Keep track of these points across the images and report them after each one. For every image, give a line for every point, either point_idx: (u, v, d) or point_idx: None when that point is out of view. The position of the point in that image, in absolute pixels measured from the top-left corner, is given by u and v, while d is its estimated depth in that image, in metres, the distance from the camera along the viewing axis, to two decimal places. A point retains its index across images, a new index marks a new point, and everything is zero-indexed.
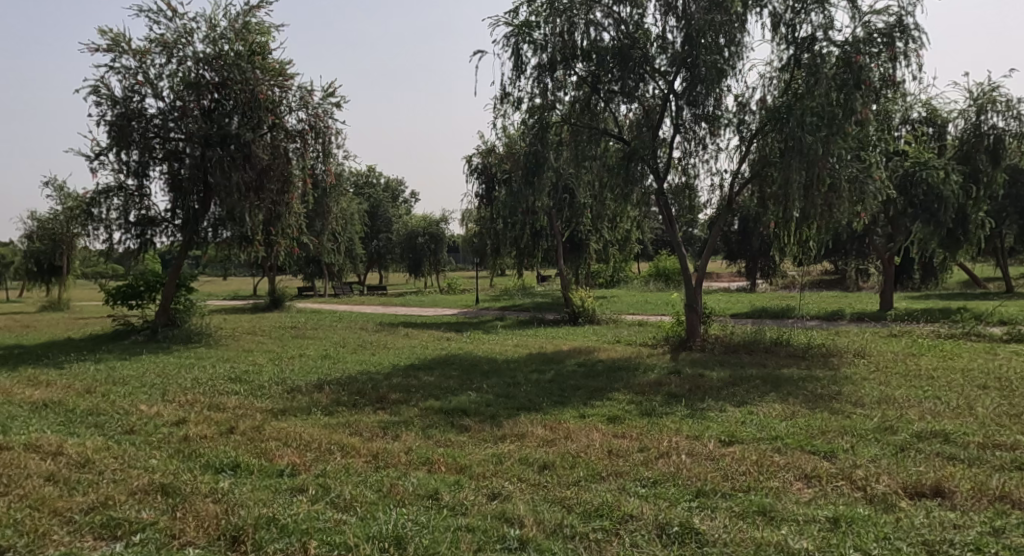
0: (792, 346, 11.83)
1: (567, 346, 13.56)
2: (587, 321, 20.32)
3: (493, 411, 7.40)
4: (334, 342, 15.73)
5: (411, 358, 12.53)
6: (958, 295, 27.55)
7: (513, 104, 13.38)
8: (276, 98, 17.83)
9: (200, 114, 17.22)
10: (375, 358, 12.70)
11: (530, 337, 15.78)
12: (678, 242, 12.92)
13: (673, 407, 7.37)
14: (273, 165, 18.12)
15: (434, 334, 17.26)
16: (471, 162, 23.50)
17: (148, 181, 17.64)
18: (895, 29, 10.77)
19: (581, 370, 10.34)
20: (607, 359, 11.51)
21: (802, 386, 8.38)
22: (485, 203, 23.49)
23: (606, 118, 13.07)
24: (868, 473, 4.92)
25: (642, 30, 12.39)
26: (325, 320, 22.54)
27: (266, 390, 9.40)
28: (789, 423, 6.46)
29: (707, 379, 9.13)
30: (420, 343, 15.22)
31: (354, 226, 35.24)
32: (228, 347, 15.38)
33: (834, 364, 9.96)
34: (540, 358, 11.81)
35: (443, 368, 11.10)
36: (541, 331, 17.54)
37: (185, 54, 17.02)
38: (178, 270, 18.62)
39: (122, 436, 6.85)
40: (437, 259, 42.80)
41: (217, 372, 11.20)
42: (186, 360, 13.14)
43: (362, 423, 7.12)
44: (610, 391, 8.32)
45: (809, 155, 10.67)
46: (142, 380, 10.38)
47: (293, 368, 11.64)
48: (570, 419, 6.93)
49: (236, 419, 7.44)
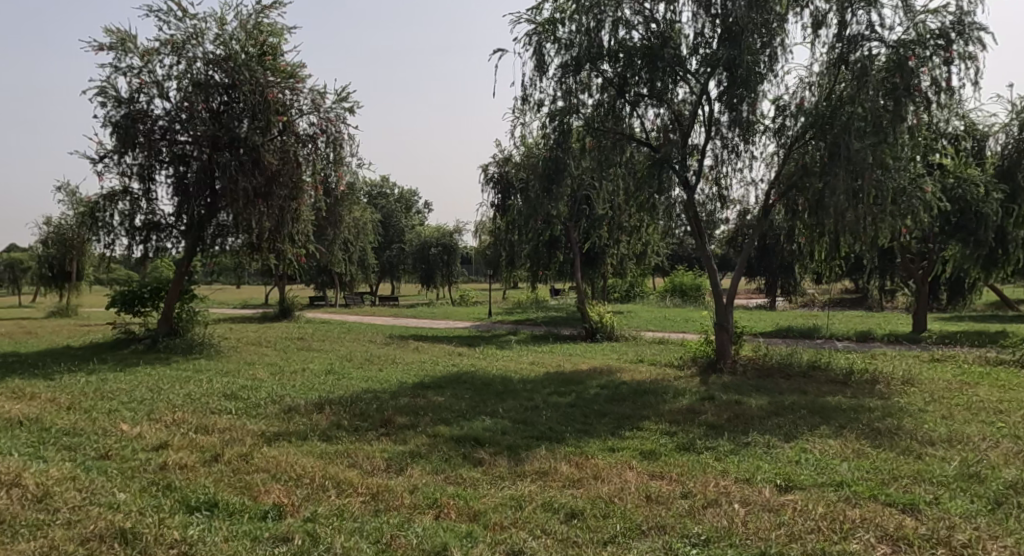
0: (832, 369, 10.93)
1: (587, 365, 12.71)
2: (605, 338, 19.47)
3: (510, 442, 6.59)
4: (341, 356, 15.00)
5: (420, 376, 11.76)
6: (992, 317, 26.39)
7: (533, 106, 12.70)
8: (287, 101, 17.19)
9: (208, 116, 16.59)
10: (382, 375, 11.95)
11: (547, 355, 14.97)
12: (708, 256, 12.08)
13: (714, 440, 6.55)
14: (283, 170, 17.36)
15: (446, 349, 16.48)
16: (487, 170, 22.87)
17: (154, 186, 17.05)
18: (951, 29, 9.92)
19: (604, 393, 9.53)
20: (631, 380, 10.67)
21: (854, 419, 7.51)
22: (500, 213, 22.75)
23: (632, 122, 12.33)
24: (968, 537, 4.06)
25: (674, 30, 11.66)
26: (333, 332, 21.85)
27: (262, 409, 8.66)
28: (854, 464, 5.60)
29: (745, 407, 8.29)
30: (430, 358, 14.46)
31: (366, 236, 34.59)
32: (230, 359, 14.69)
33: (883, 392, 9.08)
34: (559, 378, 10.99)
35: (455, 387, 10.33)
36: (557, 347, 16.75)
37: (194, 55, 16.42)
38: (183, 277, 18.00)
39: (94, 462, 6.12)
40: (450, 271, 42.15)
41: (213, 387, 10.50)
42: (184, 373, 12.46)
43: (363, 452, 6.34)
44: (639, 420, 7.49)
45: (855, 164, 9.85)
46: (131, 395, 9.68)
47: (295, 385, 10.91)
48: (598, 455, 6.11)
49: (223, 445, 6.69)
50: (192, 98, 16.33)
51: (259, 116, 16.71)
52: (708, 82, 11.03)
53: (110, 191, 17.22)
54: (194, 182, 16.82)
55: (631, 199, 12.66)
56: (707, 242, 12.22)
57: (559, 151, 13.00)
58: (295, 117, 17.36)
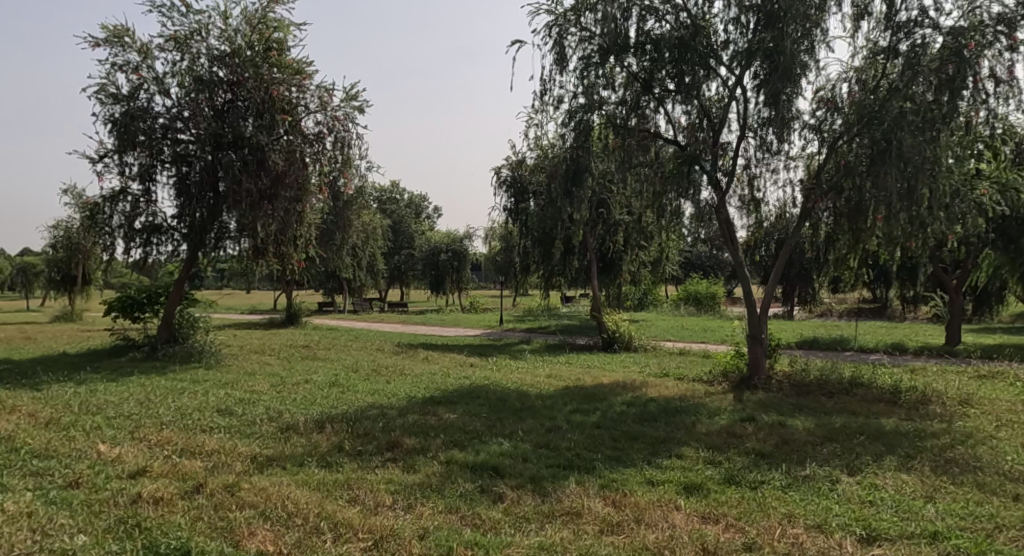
0: (878, 386, 10.04)
1: (608, 380, 11.89)
2: (623, 348, 18.63)
3: (534, 472, 5.79)
4: (346, 366, 14.24)
5: (430, 389, 10.99)
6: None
7: (552, 103, 11.93)
8: (293, 99, 16.53)
9: (212, 114, 15.93)
10: (389, 388, 11.16)
11: (564, 367, 14.13)
12: (741, 263, 11.26)
13: (767, 471, 5.72)
14: (289, 171, 16.64)
15: (457, 359, 15.69)
16: (500, 173, 22.15)
17: (154, 186, 16.37)
18: (1014, 14, 9.12)
19: (632, 412, 8.72)
20: (659, 397, 9.84)
21: (921, 445, 6.65)
22: (512, 218, 21.94)
23: (659, 120, 11.56)
24: None
25: (705, 19, 10.90)
26: (340, 339, 21.10)
27: (258, 427, 7.90)
28: (941, 506, 4.77)
29: (792, 431, 7.44)
30: (441, 369, 13.68)
31: (375, 240, 33.90)
32: (231, 368, 13.97)
33: (942, 413, 8.22)
34: (581, 394, 10.18)
35: (467, 403, 9.53)
36: (574, 358, 15.93)
37: (197, 51, 15.81)
38: (183, 283, 17.28)
39: (59, 492, 5.38)
40: (460, 277, 41.39)
41: (208, 401, 9.76)
42: (180, 384, 11.73)
43: (366, 483, 5.55)
44: (677, 446, 6.67)
45: (909, 160, 9.03)
46: (117, 410, 8.94)
47: (295, 398, 10.16)
48: (636, 490, 5.31)
49: (207, 472, 5.92)
50: (195, 95, 15.70)
51: (265, 115, 16.06)
52: (744, 74, 10.25)
53: (109, 192, 16.57)
54: (197, 184, 16.15)
55: (657, 203, 11.85)
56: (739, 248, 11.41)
57: (579, 151, 12.22)
58: (302, 117, 16.71)
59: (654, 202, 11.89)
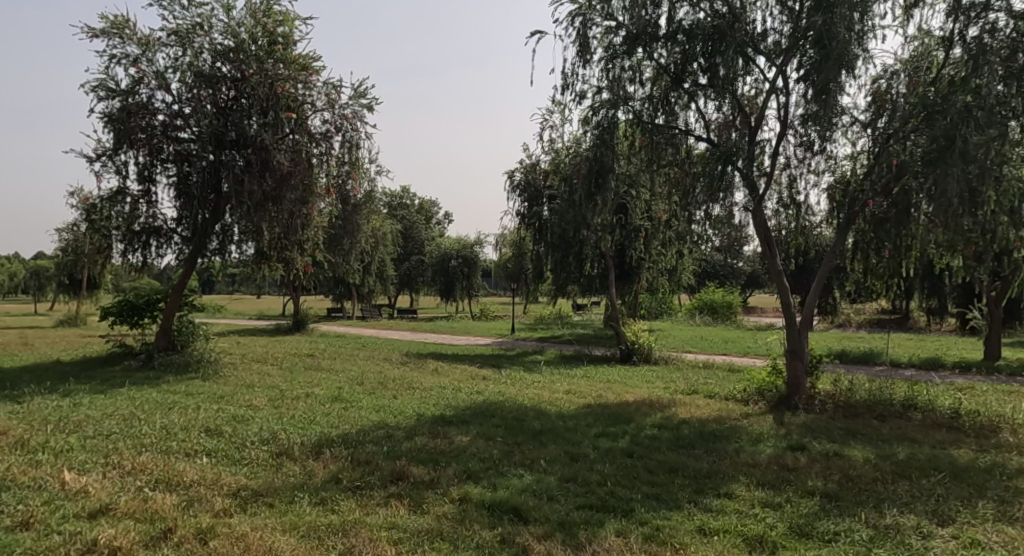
0: (934, 408, 9.09)
1: (632, 398, 11.03)
2: (641, 360, 17.73)
3: (563, 517, 4.94)
4: (351, 377, 13.44)
5: (440, 406, 10.15)
6: None
7: (574, 98, 11.13)
8: (299, 96, 15.77)
9: (214, 111, 15.20)
10: (396, 404, 10.33)
11: (582, 381, 13.23)
12: (779, 273, 10.33)
13: (841, 519, 4.83)
14: (294, 171, 15.87)
15: (468, 371, 14.87)
16: (514, 176, 21.36)
17: (154, 187, 15.64)
18: None
19: (665, 436, 7.84)
20: (691, 419, 8.94)
21: (1011, 484, 5.73)
22: (526, 222, 21.02)
23: (690, 116, 10.78)
24: None
25: (744, 6, 10.05)
26: (346, 348, 20.32)
27: (248, 450, 7.11)
28: None
29: (852, 462, 6.54)
30: (451, 383, 12.84)
31: (384, 245, 33.13)
32: (229, 379, 13.19)
33: (1018, 443, 7.29)
34: (605, 414, 9.29)
35: (481, 424, 8.66)
36: (592, 371, 15.04)
37: (200, 45, 15.09)
38: (183, 287, 16.53)
39: (6, 536, 4.62)
40: (471, 284, 40.58)
41: (198, 418, 8.97)
42: (172, 397, 10.95)
43: (365, 529, 4.74)
44: (726, 482, 5.79)
45: (975, 158, 8.14)
46: (96, 429, 8.16)
47: (293, 415, 9.33)
48: (688, 543, 4.45)
49: (181, 511, 5.13)
50: (197, 91, 14.96)
51: (269, 113, 15.31)
52: (788, 65, 9.38)
53: (106, 193, 15.83)
54: (198, 184, 15.40)
55: (686, 207, 11.00)
56: (777, 256, 10.45)
57: (603, 150, 11.39)
58: (309, 115, 15.94)
59: (683, 205, 11.02)
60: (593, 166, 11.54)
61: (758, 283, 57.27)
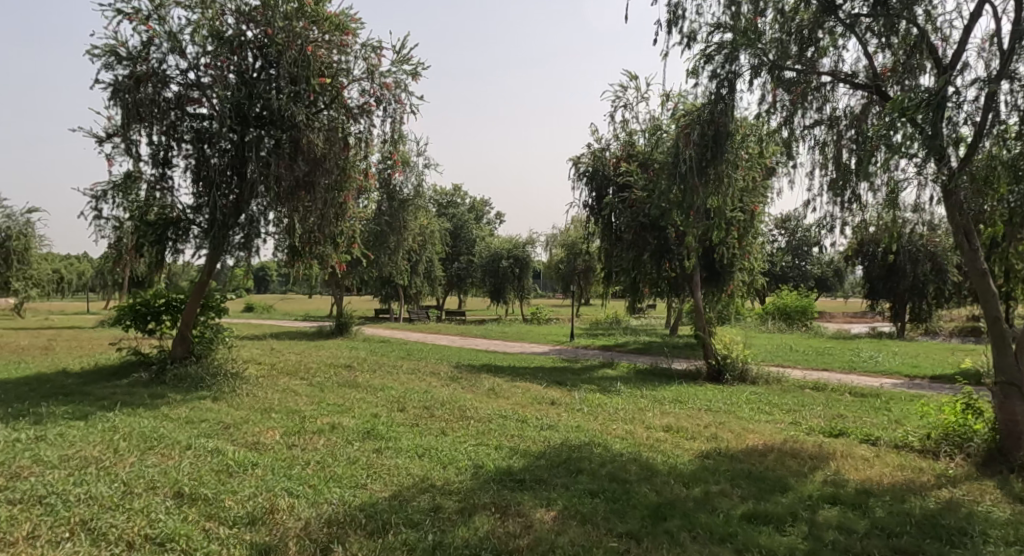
0: None
1: (760, 441, 8.28)
2: (734, 379, 14.87)
3: None
4: (390, 399, 11.04)
5: (503, 448, 7.63)
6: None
7: (683, 40, 8.47)
8: (334, 62, 13.44)
9: (236, 81, 12.95)
10: (447, 444, 7.85)
11: (677, 410, 10.51)
12: (983, 272, 7.41)
13: None
14: (328, 154, 13.60)
15: (532, 391, 12.31)
16: (579, 163, 18.73)
17: (170, 170, 13.47)
18: None
19: (853, 524, 5.17)
20: (871, 486, 6.19)
21: None
22: (595, 217, 18.55)
23: (843, 59, 8.09)
24: None
25: None
26: (390, 357, 18.02)
27: (222, 537, 4.85)
28: None
29: None
30: (514, 408, 10.34)
31: (431, 244, 30.89)
32: (247, 399, 10.96)
33: None
34: (740, 474, 6.61)
35: (566, 490, 6.10)
36: (682, 394, 12.31)
37: (222, 5, 12.85)
38: (203, 288, 14.30)
39: None
40: (522, 286, 38.13)
41: (179, 466, 6.65)
42: (165, 429, 8.65)
43: None
44: None
45: None
46: (31, 485, 5.90)
47: (310, 464, 6.95)
48: None
49: None
50: (216, 57, 12.71)
51: (300, 81, 12.94)
52: None
53: (119, 178, 13.74)
54: (221, 168, 13.21)
55: (832, 183, 8.28)
56: (978, 251, 7.54)
57: (721, 108, 8.79)
58: (345, 84, 13.57)
59: (830, 180, 8.30)
60: (707, 130, 8.93)
61: (829, 287, 53.14)
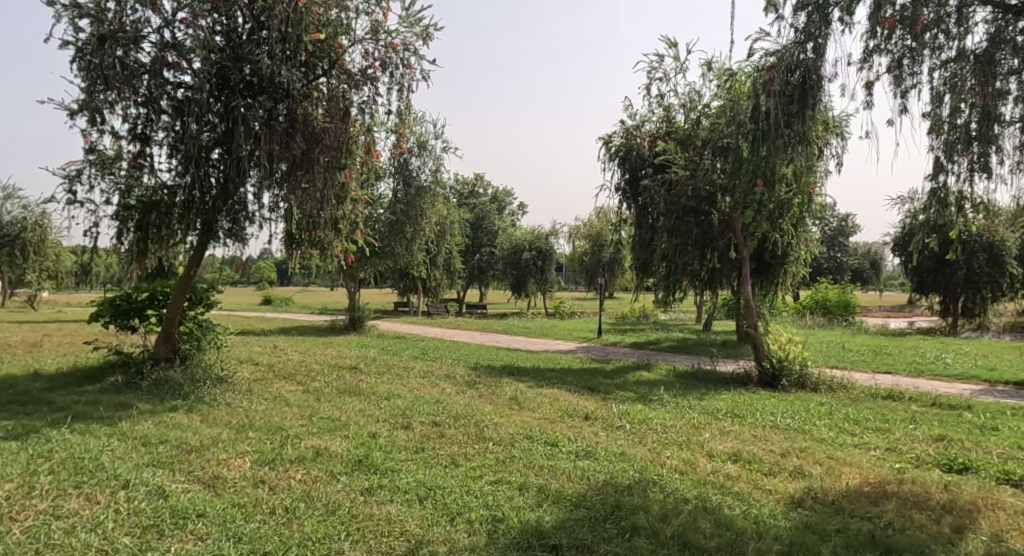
0: None
1: (862, 479, 6.40)
2: (792, 385, 12.89)
3: None
4: (393, 412, 9.26)
5: (531, 490, 5.83)
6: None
7: None
8: (332, 20, 11.68)
9: (222, 41, 11.22)
10: (456, 481, 6.07)
11: (742, 430, 8.60)
12: None
13: None
14: (327, 126, 11.90)
15: (561, 401, 10.45)
16: (610, 142, 16.84)
17: (150, 147, 11.78)
18: None
19: None
20: None
21: None
22: (628, 201, 16.66)
23: None
24: None
25: None
26: (401, 356, 16.30)
27: None
28: None
29: None
30: (542, 426, 8.53)
31: (450, 235, 29.21)
32: (225, 412, 9.25)
33: None
34: (861, 540, 4.78)
35: None
36: (741, 406, 10.36)
37: None
38: (190, 279, 12.62)
39: None
40: (545, 279, 36.28)
41: (96, 519, 4.98)
42: (110, 454, 6.97)
43: None
44: None
45: None
46: None
47: (273, 515, 5.23)
48: None
49: None
50: (198, 13, 10.98)
51: (293, 41, 11.21)
52: None
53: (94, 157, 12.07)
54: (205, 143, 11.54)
55: (955, 144, 6.42)
56: None
57: (812, 48, 6.88)
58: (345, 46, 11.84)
59: (951, 140, 6.44)
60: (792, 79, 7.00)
61: (866, 279, 50.58)
